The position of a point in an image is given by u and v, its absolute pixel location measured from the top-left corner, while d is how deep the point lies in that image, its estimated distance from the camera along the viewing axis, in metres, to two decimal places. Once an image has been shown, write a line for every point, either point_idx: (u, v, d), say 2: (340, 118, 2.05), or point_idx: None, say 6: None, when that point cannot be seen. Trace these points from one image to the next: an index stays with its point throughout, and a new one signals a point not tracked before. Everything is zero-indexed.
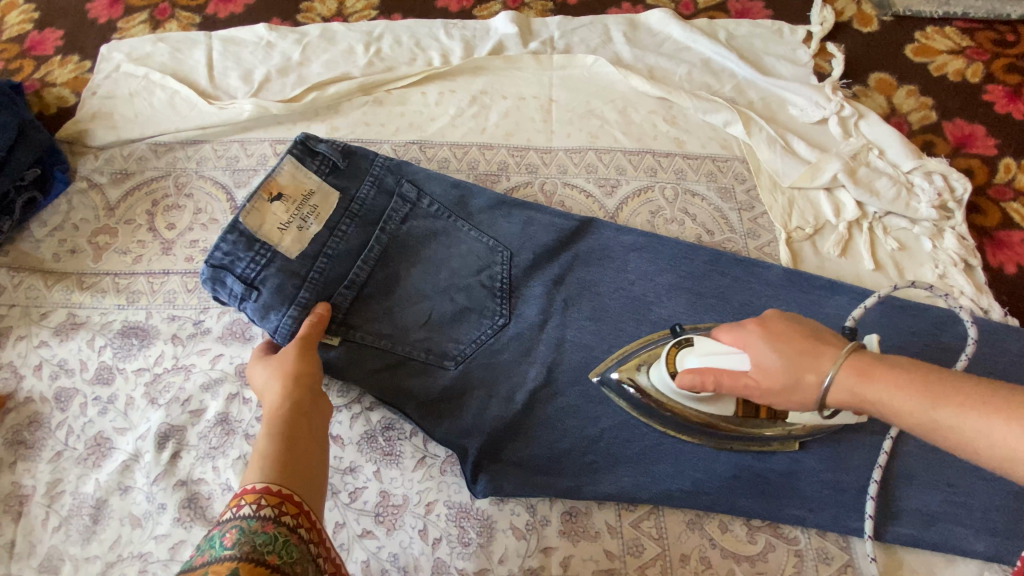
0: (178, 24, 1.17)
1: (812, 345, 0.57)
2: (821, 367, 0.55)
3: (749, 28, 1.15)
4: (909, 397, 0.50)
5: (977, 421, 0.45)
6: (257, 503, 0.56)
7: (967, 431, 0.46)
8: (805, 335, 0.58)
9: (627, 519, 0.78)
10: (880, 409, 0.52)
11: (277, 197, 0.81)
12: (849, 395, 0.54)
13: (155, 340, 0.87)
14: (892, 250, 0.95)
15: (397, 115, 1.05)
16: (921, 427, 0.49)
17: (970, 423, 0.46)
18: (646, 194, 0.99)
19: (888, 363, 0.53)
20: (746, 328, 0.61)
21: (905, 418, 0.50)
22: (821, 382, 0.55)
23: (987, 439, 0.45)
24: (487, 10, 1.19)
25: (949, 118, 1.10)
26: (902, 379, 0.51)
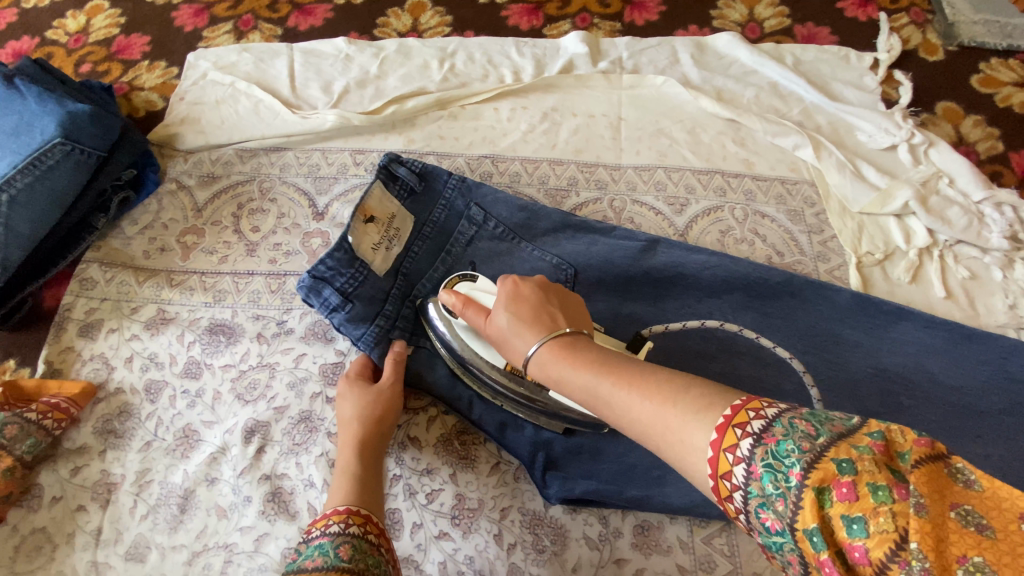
0: (261, 36, 1.23)
1: (536, 316, 0.61)
2: (529, 337, 0.59)
3: (816, 54, 1.16)
4: (584, 371, 0.53)
5: (630, 400, 0.48)
6: (346, 522, 0.65)
7: (618, 407, 0.49)
8: (535, 306, 0.62)
9: (699, 535, 0.79)
10: (558, 382, 0.55)
11: (370, 217, 0.84)
12: (540, 368, 0.58)
13: (241, 338, 0.90)
14: (962, 278, 0.95)
15: (471, 129, 1.09)
16: (585, 401, 0.52)
17: (620, 398, 0.49)
18: (716, 213, 1.01)
19: (578, 345, 0.56)
20: (503, 286, 0.66)
21: (574, 392, 0.53)
22: (528, 350, 0.59)
23: (632, 413, 0.47)
24: (556, 30, 1.22)
25: (1017, 149, 1.10)
26: (585, 361, 0.54)
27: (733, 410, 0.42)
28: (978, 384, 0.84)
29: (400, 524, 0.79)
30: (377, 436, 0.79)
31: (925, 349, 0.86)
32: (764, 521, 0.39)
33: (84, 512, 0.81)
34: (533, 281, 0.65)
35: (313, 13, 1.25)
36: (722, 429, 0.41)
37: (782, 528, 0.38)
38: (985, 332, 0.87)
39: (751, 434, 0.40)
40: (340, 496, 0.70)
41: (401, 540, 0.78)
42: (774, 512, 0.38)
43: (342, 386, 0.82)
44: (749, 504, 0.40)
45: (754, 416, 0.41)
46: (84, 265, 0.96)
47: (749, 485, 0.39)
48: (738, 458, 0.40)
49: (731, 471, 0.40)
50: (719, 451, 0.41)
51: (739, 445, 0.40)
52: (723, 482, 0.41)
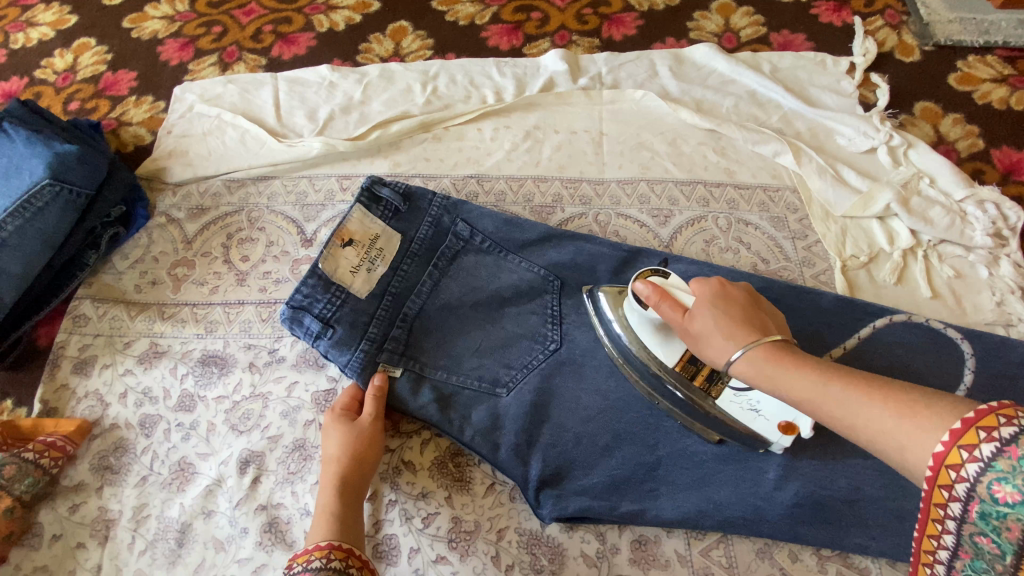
0: (246, 67, 1.25)
1: (748, 319, 0.61)
2: (738, 339, 0.59)
3: (793, 61, 1.18)
4: (807, 376, 0.54)
5: (855, 402, 0.50)
6: (326, 557, 0.66)
7: (836, 408, 0.51)
8: (745, 309, 0.63)
9: (696, 548, 0.79)
10: (773, 382, 0.56)
11: (350, 241, 0.86)
12: (752, 370, 0.58)
13: (233, 368, 0.91)
14: (947, 277, 0.96)
15: (455, 150, 1.10)
16: (804, 400, 0.54)
17: (848, 398, 0.50)
18: (700, 223, 1.02)
19: (795, 351, 0.58)
20: (706, 284, 0.66)
21: (791, 391, 0.54)
22: (732, 353, 0.59)
23: (869, 426, 0.48)
24: (536, 48, 1.24)
25: (996, 146, 1.12)
26: (803, 364, 0.55)
27: (980, 412, 0.42)
28: (968, 383, 0.84)
29: (397, 549, 0.79)
30: (358, 471, 0.79)
31: (912, 350, 0.86)
32: (992, 493, 0.41)
33: (82, 550, 0.81)
34: (738, 287, 0.66)
35: (296, 42, 1.27)
36: (966, 424, 0.42)
37: (1019, 500, 0.39)
38: (970, 330, 0.87)
39: (998, 437, 0.40)
40: (321, 534, 0.70)
41: (399, 566, 0.78)
42: (1014, 486, 0.39)
43: (328, 420, 0.82)
44: (981, 476, 0.41)
45: (1004, 421, 0.40)
46: (76, 302, 0.97)
47: (994, 461, 0.40)
48: (982, 445, 0.41)
49: (963, 461, 0.42)
50: (971, 427, 0.42)
51: (979, 444, 0.41)
52: (947, 471, 0.43)
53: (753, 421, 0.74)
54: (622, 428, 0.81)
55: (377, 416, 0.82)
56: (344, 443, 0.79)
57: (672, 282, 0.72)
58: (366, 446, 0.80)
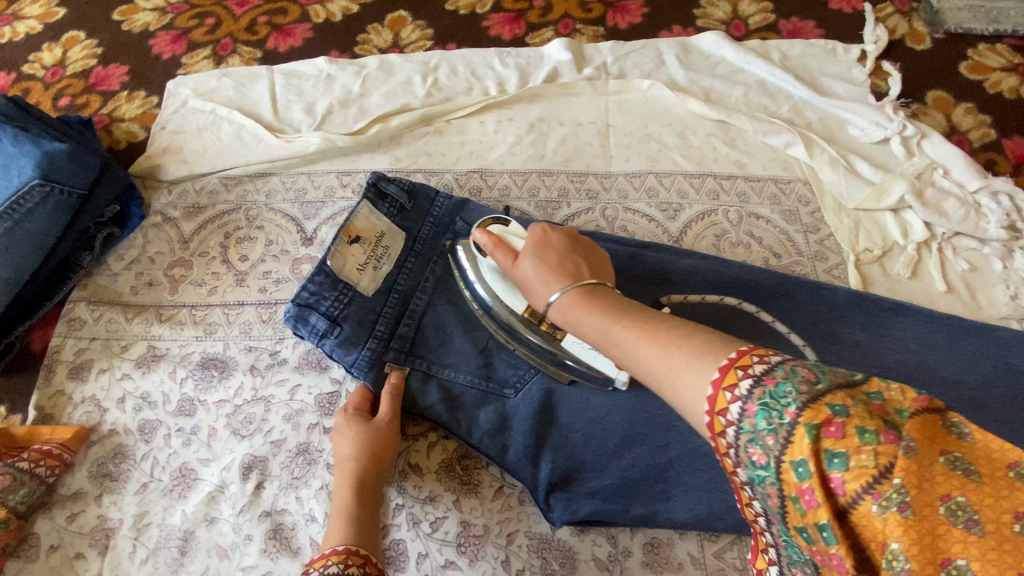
0: (240, 59, 1.21)
1: (561, 263, 0.62)
2: (552, 284, 0.60)
3: (803, 49, 1.15)
4: (599, 318, 0.54)
5: (639, 344, 0.49)
6: (344, 563, 0.63)
7: (632, 352, 0.49)
8: (560, 254, 0.63)
9: (709, 550, 0.77)
10: (575, 326, 0.56)
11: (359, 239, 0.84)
12: (561, 314, 0.58)
13: (234, 372, 0.89)
14: (962, 271, 0.94)
15: (457, 144, 1.07)
16: (600, 343, 0.53)
17: (633, 343, 0.49)
18: (710, 217, 0.99)
19: (606, 295, 0.57)
20: (532, 233, 0.67)
21: (590, 333, 0.54)
22: (550, 296, 0.59)
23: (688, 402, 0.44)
24: (539, 37, 1.21)
25: (1010, 135, 1.09)
26: (608, 306, 0.55)
27: (738, 354, 0.42)
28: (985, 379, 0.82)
29: (405, 554, 0.77)
30: (374, 473, 0.77)
31: (927, 346, 0.84)
32: (750, 456, 0.39)
33: (83, 559, 0.79)
34: (556, 234, 0.66)
35: (292, 34, 1.24)
36: (724, 369, 0.41)
37: (766, 461, 0.38)
38: (985, 325, 0.86)
39: (751, 376, 0.40)
40: (337, 537, 0.69)
41: (407, 572, 0.77)
42: (760, 446, 0.38)
43: (339, 421, 0.80)
44: (738, 440, 0.40)
45: (743, 375, 0.40)
46: (71, 305, 0.95)
47: (741, 421, 0.40)
48: (735, 396, 0.40)
49: (727, 408, 0.40)
50: (719, 389, 0.41)
51: (738, 385, 0.40)
52: (718, 418, 0.41)
53: (594, 360, 0.74)
54: (632, 429, 0.78)
55: (389, 415, 0.80)
56: (359, 443, 0.78)
57: (511, 231, 0.74)
58: (381, 446, 0.79)
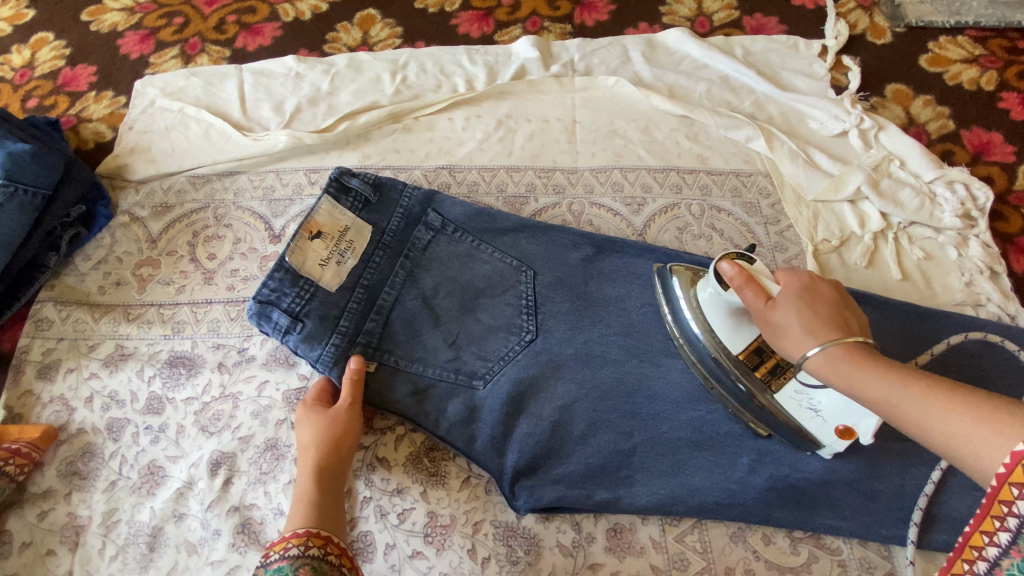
0: (209, 59, 1.21)
1: (831, 316, 0.58)
2: (820, 336, 0.57)
3: (765, 44, 1.17)
4: (882, 379, 0.51)
5: (933, 407, 0.47)
6: (305, 545, 0.66)
7: (920, 413, 0.48)
8: (832, 304, 0.60)
9: (671, 534, 0.79)
10: (846, 381, 0.54)
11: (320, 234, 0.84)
12: (824, 365, 0.56)
13: (202, 369, 0.89)
14: (918, 259, 0.96)
15: (426, 141, 1.08)
16: (878, 402, 0.51)
17: (923, 406, 0.48)
18: (673, 211, 1.01)
19: (877, 353, 0.55)
20: (795, 277, 0.64)
21: (867, 392, 0.52)
22: (811, 348, 0.56)
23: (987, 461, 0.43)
24: (507, 35, 1.22)
25: (967, 126, 1.12)
26: (883, 365, 0.52)
27: None
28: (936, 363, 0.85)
29: (373, 546, 0.79)
30: (336, 459, 0.78)
31: (881, 332, 0.87)
32: None
33: (52, 557, 0.80)
34: (829, 283, 0.63)
35: (261, 32, 1.24)
36: None
37: None
38: (937, 310, 0.88)
39: None
40: (298, 521, 0.70)
41: (375, 562, 0.78)
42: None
43: (300, 413, 0.81)
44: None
45: None
46: (38, 305, 0.95)
47: None
48: None
49: None
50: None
51: None
52: (1010, 485, 0.41)
53: (811, 420, 0.73)
54: (598, 416, 0.81)
55: (349, 400, 0.80)
56: (320, 430, 0.78)
57: (757, 270, 0.68)
58: (343, 432, 0.79)
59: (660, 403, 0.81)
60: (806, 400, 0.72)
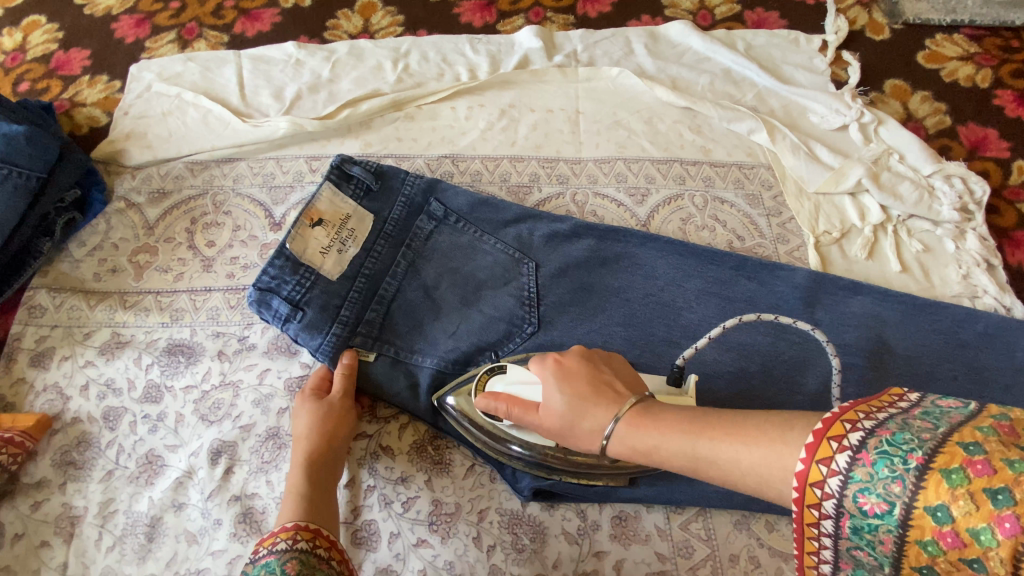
0: (206, 44, 1.19)
1: (596, 391, 0.60)
2: (601, 416, 0.58)
3: (766, 39, 1.18)
4: (672, 441, 0.53)
5: (730, 452, 0.48)
6: (292, 538, 0.64)
7: (721, 462, 0.49)
8: (589, 379, 0.61)
9: (675, 521, 0.79)
10: (648, 453, 0.55)
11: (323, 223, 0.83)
12: (623, 446, 0.57)
13: (201, 357, 0.88)
14: (916, 251, 0.97)
15: (429, 130, 1.07)
16: (686, 465, 0.53)
17: (719, 453, 0.49)
18: (677, 202, 1.02)
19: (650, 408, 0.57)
20: (544, 365, 0.64)
21: (672, 460, 0.53)
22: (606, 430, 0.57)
23: (739, 463, 0.48)
24: (510, 25, 1.21)
25: (964, 122, 1.14)
26: (669, 422, 0.54)
27: (827, 422, 0.42)
28: (936, 352, 0.86)
29: (377, 534, 0.78)
30: (328, 452, 0.77)
31: (880, 321, 0.87)
32: (860, 505, 0.39)
33: (47, 548, 0.78)
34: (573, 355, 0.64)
35: (260, 18, 1.22)
36: (819, 437, 0.42)
37: (887, 509, 0.38)
38: (935, 301, 0.90)
39: (848, 446, 0.40)
40: (287, 513, 0.69)
41: (379, 551, 0.77)
42: (880, 495, 0.38)
43: (296, 403, 0.81)
44: (845, 490, 0.40)
45: (851, 428, 0.41)
46: (32, 292, 0.93)
47: (852, 470, 0.39)
48: (844, 446, 0.40)
49: (831, 458, 0.41)
50: (823, 439, 0.42)
51: (847, 436, 0.41)
52: (812, 490, 0.42)
53: None
54: None
55: (341, 392, 0.80)
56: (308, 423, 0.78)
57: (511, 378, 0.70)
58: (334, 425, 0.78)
59: None
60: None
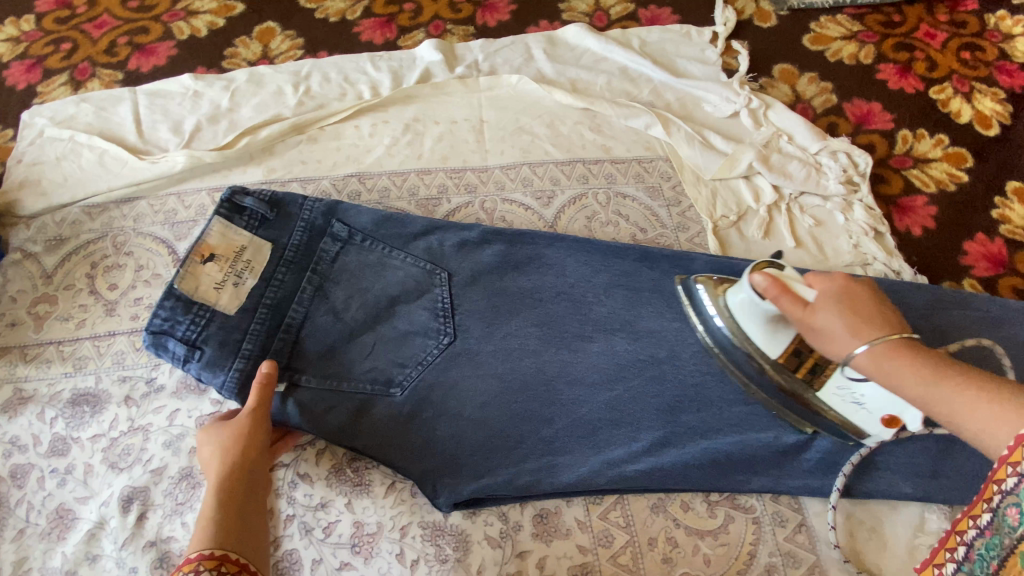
0: (101, 83, 1.17)
1: (874, 313, 0.58)
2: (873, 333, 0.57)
3: (660, 34, 1.22)
4: (913, 376, 0.54)
5: (972, 400, 0.51)
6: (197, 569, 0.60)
7: (959, 406, 0.51)
8: (875, 304, 0.59)
9: (595, 513, 0.82)
10: (888, 377, 0.56)
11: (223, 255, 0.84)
12: (868, 361, 0.57)
13: (108, 405, 0.86)
14: (809, 226, 1.02)
15: (333, 150, 1.07)
16: (919, 398, 0.54)
17: (962, 397, 0.51)
18: (581, 201, 1.05)
19: (918, 344, 0.56)
20: (833, 280, 0.62)
21: (906, 390, 0.54)
22: (860, 346, 0.57)
23: (971, 412, 0.50)
24: (411, 40, 1.22)
25: (849, 99, 1.20)
26: (923, 359, 0.54)
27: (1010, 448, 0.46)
28: None
29: (299, 563, 0.78)
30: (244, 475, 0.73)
31: None
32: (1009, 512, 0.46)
33: None
34: (862, 282, 0.62)
35: (155, 53, 1.20)
36: (1008, 450, 0.46)
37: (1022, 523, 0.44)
38: None
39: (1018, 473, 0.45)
40: (201, 540, 0.65)
41: None
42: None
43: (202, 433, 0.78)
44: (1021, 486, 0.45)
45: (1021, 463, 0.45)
46: None
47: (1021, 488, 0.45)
48: (1016, 471, 0.45)
49: (1004, 478, 0.46)
50: (1002, 463, 0.46)
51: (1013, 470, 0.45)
52: (991, 486, 0.48)
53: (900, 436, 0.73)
54: (518, 408, 0.82)
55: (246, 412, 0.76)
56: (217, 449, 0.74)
57: (790, 273, 0.66)
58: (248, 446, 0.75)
59: (578, 387, 0.83)
60: (855, 396, 0.70)
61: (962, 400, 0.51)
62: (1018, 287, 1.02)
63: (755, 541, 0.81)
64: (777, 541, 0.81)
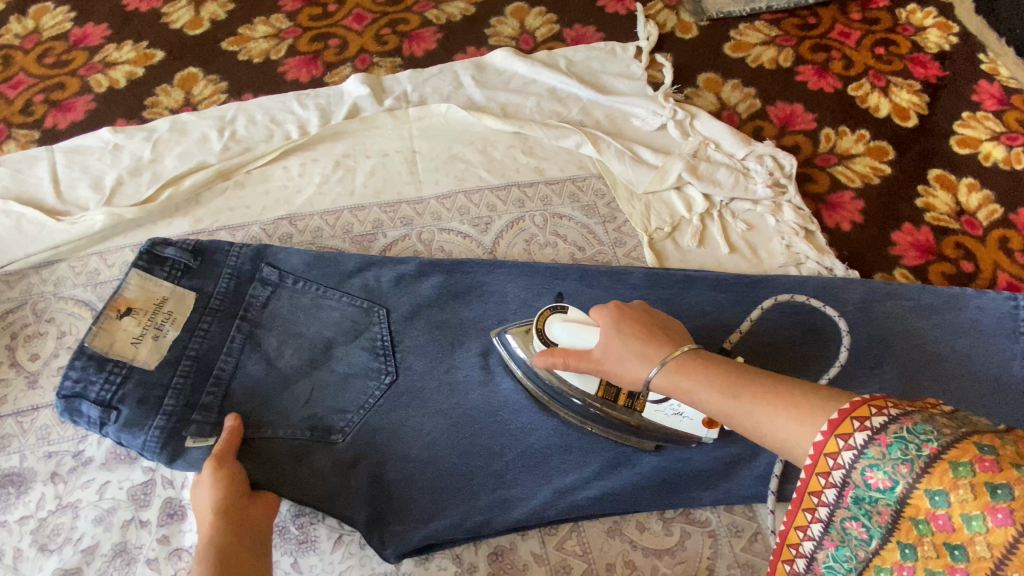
0: (17, 144, 1.13)
1: (653, 335, 0.61)
2: (647, 360, 0.59)
3: (586, 53, 1.24)
4: (715, 393, 0.54)
5: (776, 415, 0.50)
6: None
7: (763, 422, 0.51)
8: (645, 331, 0.62)
9: (551, 544, 0.80)
10: (688, 394, 0.57)
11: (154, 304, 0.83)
12: (666, 381, 0.58)
13: (34, 483, 0.81)
14: (742, 231, 1.04)
15: (262, 194, 1.05)
16: (720, 412, 0.54)
17: (768, 415, 0.50)
18: (519, 224, 1.04)
19: (708, 358, 0.57)
20: (603, 314, 0.65)
21: (707, 405, 0.55)
22: (650, 373, 0.59)
23: (774, 426, 0.50)
24: (338, 75, 1.22)
25: (772, 103, 1.23)
26: (717, 373, 0.55)
27: (841, 415, 0.45)
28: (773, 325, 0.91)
29: None
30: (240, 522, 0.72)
31: (719, 306, 0.90)
32: (867, 479, 0.43)
33: None
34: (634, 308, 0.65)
35: (73, 108, 1.16)
36: (841, 418, 0.45)
37: (891, 486, 0.42)
38: (766, 276, 0.95)
39: (869, 428, 0.43)
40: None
41: None
42: (886, 473, 0.42)
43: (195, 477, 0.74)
44: (856, 463, 0.44)
45: (859, 425, 0.44)
46: None
47: (867, 448, 0.43)
48: (850, 444, 0.44)
49: (840, 452, 0.45)
50: (847, 417, 0.45)
51: (855, 435, 0.44)
52: (825, 459, 0.45)
53: None
54: (465, 443, 0.80)
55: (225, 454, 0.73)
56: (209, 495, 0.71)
57: (573, 321, 0.71)
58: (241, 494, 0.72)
59: (525, 415, 0.82)
60: (676, 408, 0.73)
61: (780, 423, 0.49)
62: (947, 272, 1.05)
63: (713, 554, 0.80)
64: (734, 552, 0.81)
